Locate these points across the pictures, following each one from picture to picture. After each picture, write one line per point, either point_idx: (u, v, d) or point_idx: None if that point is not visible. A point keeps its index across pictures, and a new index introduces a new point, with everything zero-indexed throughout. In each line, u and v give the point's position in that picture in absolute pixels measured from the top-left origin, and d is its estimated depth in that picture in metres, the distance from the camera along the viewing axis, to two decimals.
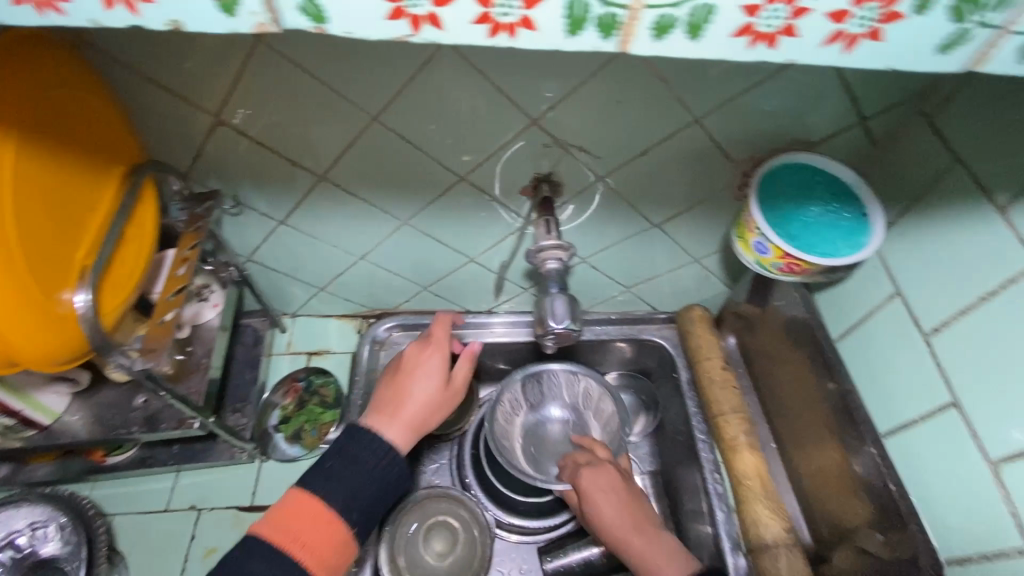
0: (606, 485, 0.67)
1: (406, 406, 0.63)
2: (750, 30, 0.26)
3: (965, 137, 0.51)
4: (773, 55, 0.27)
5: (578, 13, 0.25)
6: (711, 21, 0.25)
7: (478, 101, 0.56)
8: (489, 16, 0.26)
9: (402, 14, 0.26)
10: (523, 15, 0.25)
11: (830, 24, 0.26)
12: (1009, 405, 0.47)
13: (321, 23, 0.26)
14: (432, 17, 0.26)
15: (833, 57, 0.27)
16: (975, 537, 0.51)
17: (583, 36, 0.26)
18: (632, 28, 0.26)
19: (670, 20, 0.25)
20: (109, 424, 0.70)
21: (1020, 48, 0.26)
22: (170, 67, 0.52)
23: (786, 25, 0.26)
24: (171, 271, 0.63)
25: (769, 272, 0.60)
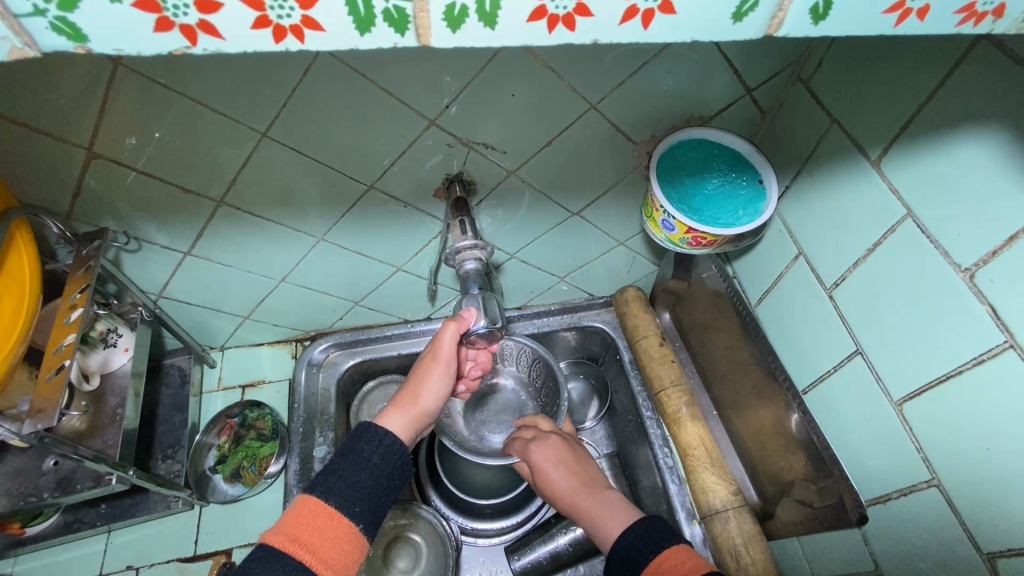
0: (554, 458, 0.69)
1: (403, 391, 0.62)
2: (546, 12, 0.24)
3: (840, 98, 0.53)
4: (573, 37, 0.26)
5: (363, 10, 0.23)
6: (502, 7, 0.24)
7: (370, 108, 0.54)
8: (268, 19, 0.23)
9: (170, 24, 0.23)
10: (304, 15, 0.23)
11: (620, 1, 0.24)
12: (904, 347, 0.50)
13: (82, 42, 0.23)
14: (204, 25, 0.23)
15: (635, 34, 0.26)
16: (891, 475, 0.54)
17: (377, 33, 0.24)
18: (425, 20, 0.24)
19: (463, 9, 0.24)
20: (17, 494, 0.65)
21: (812, 7, 0.25)
22: (23, 103, 0.47)
23: (578, 4, 0.24)
24: (59, 320, 0.59)
25: (680, 247, 0.63)
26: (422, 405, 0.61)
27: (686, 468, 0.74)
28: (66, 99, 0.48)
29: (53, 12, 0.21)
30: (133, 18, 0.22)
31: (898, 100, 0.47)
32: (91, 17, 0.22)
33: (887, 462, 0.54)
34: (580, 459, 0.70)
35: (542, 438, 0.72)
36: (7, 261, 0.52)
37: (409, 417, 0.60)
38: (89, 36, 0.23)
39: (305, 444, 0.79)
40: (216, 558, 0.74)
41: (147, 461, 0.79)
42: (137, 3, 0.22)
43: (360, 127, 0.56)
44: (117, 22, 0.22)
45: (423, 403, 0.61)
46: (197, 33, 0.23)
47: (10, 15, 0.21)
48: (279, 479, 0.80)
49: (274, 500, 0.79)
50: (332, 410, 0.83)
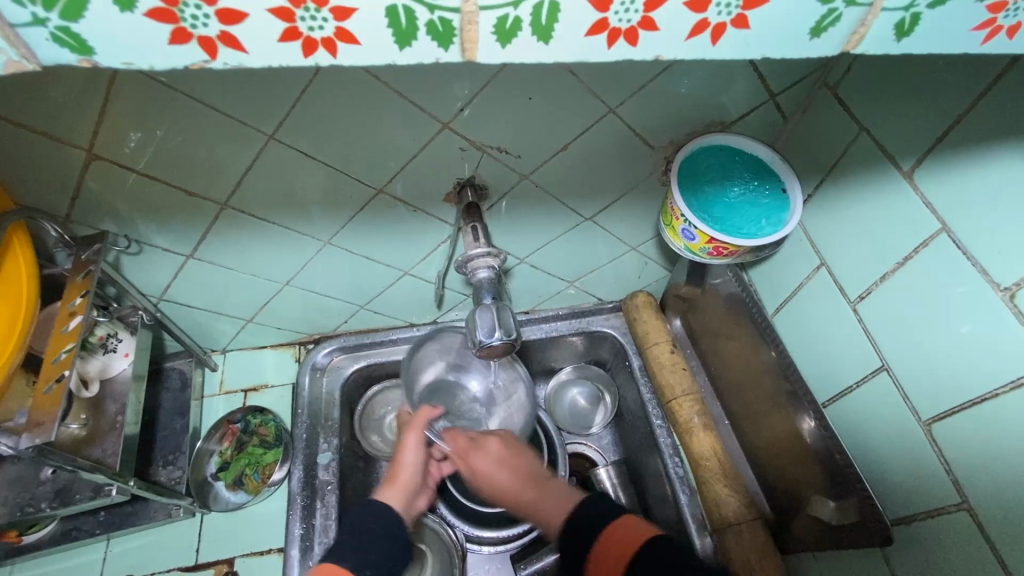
0: (491, 461, 0.69)
1: (399, 472, 0.68)
2: (605, 26, 0.24)
3: (870, 105, 0.51)
4: (635, 52, 0.25)
5: (404, 23, 0.23)
6: (559, 19, 0.24)
7: (381, 110, 0.52)
8: (297, 30, 0.23)
9: (188, 36, 0.22)
10: (337, 27, 0.23)
11: (690, 14, 0.24)
12: (934, 364, 0.49)
13: (88, 55, 0.23)
14: (225, 36, 0.23)
15: (701, 51, 0.25)
16: (916, 496, 0.52)
17: (417, 47, 0.24)
18: (471, 34, 0.24)
19: (513, 21, 0.23)
20: (15, 504, 0.64)
21: (897, 23, 0.25)
22: (19, 101, 0.45)
23: (642, 19, 0.24)
24: (57, 328, 0.57)
25: (699, 256, 0.62)
26: (409, 477, 0.68)
27: (698, 479, 0.72)
28: (65, 99, 0.46)
29: (54, 21, 0.21)
30: (147, 28, 0.22)
31: (934, 109, 0.46)
32: (107, 30, 0.22)
33: (912, 480, 0.53)
34: (522, 459, 0.69)
35: (474, 449, 0.69)
36: (4, 268, 0.50)
37: (399, 488, 0.66)
38: (95, 48, 0.22)
39: (309, 451, 0.77)
40: (218, 567, 0.73)
41: (147, 468, 0.77)
42: (151, 14, 0.21)
43: (370, 130, 0.54)
44: (132, 32, 0.22)
45: (410, 476, 0.68)
46: (219, 46, 0.23)
47: (7, 25, 0.21)
48: (283, 486, 0.79)
49: (276, 508, 0.77)
50: (336, 415, 0.81)
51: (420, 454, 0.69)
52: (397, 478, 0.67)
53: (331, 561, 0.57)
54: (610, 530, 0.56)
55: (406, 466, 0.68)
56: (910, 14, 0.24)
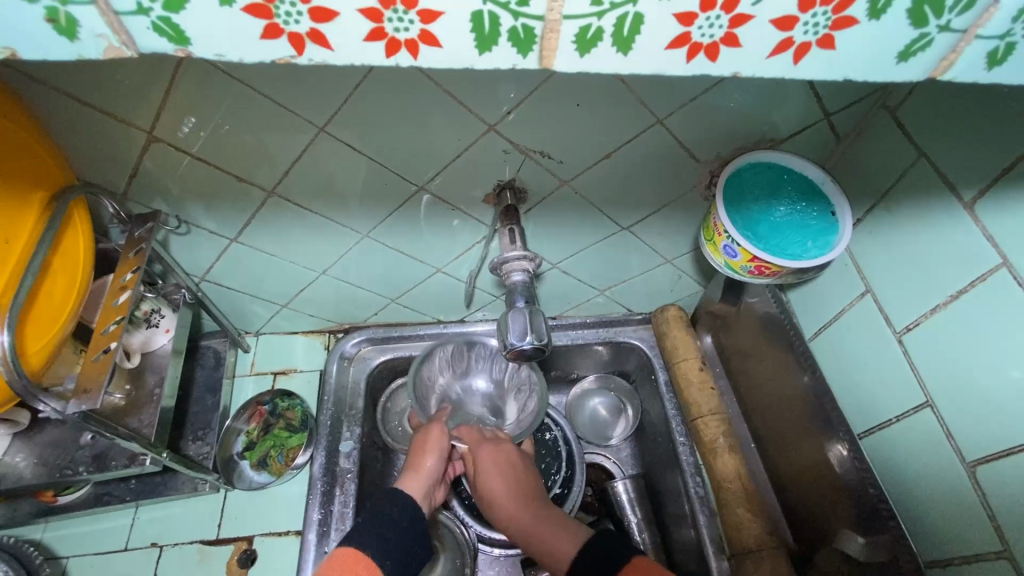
0: (496, 465, 0.72)
1: (427, 461, 0.72)
2: (687, 39, 0.24)
3: (932, 132, 0.50)
4: (712, 67, 0.25)
5: (486, 29, 0.24)
6: (640, 31, 0.24)
7: (426, 108, 0.53)
8: (383, 30, 0.23)
9: (278, 32, 0.23)
10: (422, 30, 0.23)
11: (775, 33, 0.24)
12: (986, 405, 0.47)
13: (183, 45, 0.24)
14: (314, 34, 0.23)
15: (782, 68, 0.25)
16: (959, 540, 0.50)
17: (497, 52, 0.24)
18: (551, 42, 0.24)
19: (595, 32, 0.24)
20: (54, 465, 0.66)
21: (989, 52, 0.24)
22: (89, 83, 0.47)
23: (726, 35, 0.24)
24: (108, 301, 0.59)
25: (739, 274, 0.61)
26: (433, 464, 0.72)
27: (718, 500, 0.70)
28: (131, 83, 0.48)
29: (157, 11, 0.22)
30: (241, 23, 0.23)
31: (997, 143, 0.44)
32: (199, 25, 0.23)
33: (953, 522, 0.51)
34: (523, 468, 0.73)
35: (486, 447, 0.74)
36: (64, 241, 0.53)
37: (421, 480, 0.70)
38: (190, 39, 0.23)
39: (332, 438, 0.79)
40: (238, 544, 0.75)
41: (177, 441, 0.79)
42: (248, 8, 0.22)
43: (416, 128, 0.55)
44: (227, 28, 0.23)
45: (433, 465, 0.72)
46: (306, 42, 0.24)
47: (111, 12, 0.22)
48: (304, 470, 0.80)
49: (298, 492, 0.79)
50: (360, 405, 0.82)
51: (445, 457, 0.74)
52: (413, 468, 0.71)
53: (353, 548, 0.61)
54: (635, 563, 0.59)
55: (429, 458, 0.72)
56: (1004, 44, 0.24)
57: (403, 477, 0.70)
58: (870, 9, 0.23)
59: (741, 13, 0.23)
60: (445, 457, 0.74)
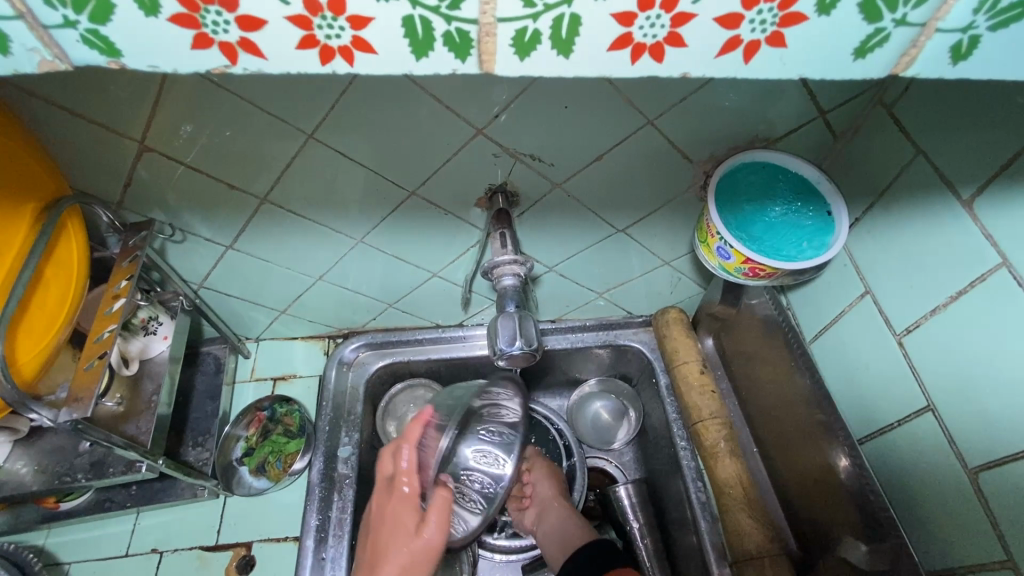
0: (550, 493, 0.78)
1: (383, 565, 0.61)
2: (628, 40, 0.24)
3: (927, 128, 0.48)
4: (659, 68, 0.25)
5: (421, 35, 0.23)
6: (578, 34, 0.23)
7: (415, 113, 0.52)
8: (313, 38, 0.23)
9: (208, 41, 0.23)
10: (353, 36, 0.23)
11: (721, 32, 0.23)
12: (989, 409, 0.46)
13: (116, 57, 0.24)
14: (244, 43, 0.23)
15: (733, 67, 0.25)
16: (960, 548, 0.49)
17: (434, 58, 0.24)
18: (488, 47, 0.24)
19: (531, 34, 0.23)
20: (54, 473, 0.67)
21: (952, 46, 0.24)
22: (71, 93, 0.47)
23: (668, 34, 0.23)
24: (102, 309, 0.60)
25: (734, 276, 0.60)
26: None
27: (719, 506, 0.69)
28: (114, 94, 0.48)
29: (84, 24, 0.22)
30: (168, 31, 0.23)
31: (995, 140, 0.43)
32: (130, 35, 0.23)
33: (954, 528, 0.50)
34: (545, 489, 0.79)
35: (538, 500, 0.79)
36: (57, 249, 0.53)
37: None
38: (122, 51, 0.23)
39: (330, 444, 0.79)
40: (237, 550, 0.75)
41: (177, 448, 0.80)
42: (174, 19, 0.22)
43: (404, 134, 0.55)
44: (161, 36, 0.23)
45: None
46: (238, 51, 0.24)
47: (40, 26, 0.22)
48: (302, 477, 0.81)
49: (296, 498, 0.79)
50: (358, 410, 0.82)
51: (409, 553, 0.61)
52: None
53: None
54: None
55: (388, 570, 0.60)
56: (968, 36, 0.23)
57: None
58: (818, 4, 0.22)
59: (682, 12, 0.22)
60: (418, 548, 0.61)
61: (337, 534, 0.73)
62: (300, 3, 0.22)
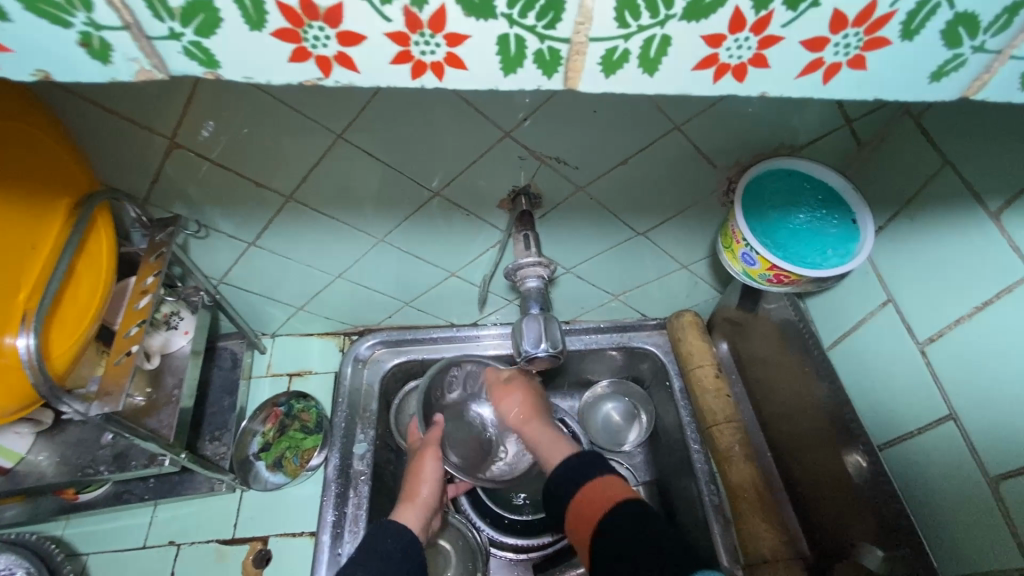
0: (528, 398, 0.79)
1: (420, 489, 0.73)
2: (714, 60, 0.24)
3: (956, 138, 0.49)
4: (740, 88, 0.26)
5: (512, 52, 0.24)
6: (667, 54, 0.24)
7: (446, 116, 0.53)
8: (409, 54, 0.24)
9: (306, 55, 0.24)
10: (448, 53, 0.24)
11: (807, 54, 0.24)
12: (1011, 418, 0.46)
13: (212, 68, 0.24)
14: (342, 57, 0.24)
15: (811, 88, 0.25)
16: (981, 556, 0.50)
17: (522, 75, 0.25)
18: (577, 63, 0.25)
19: (621, 54, 0.24)
20: (76, 464, 0.68)
21: (1023, 73, 0.24)
22: (115, 92, 0.48)
23: (755, 55, 0.24)
24: (130, 304, 0.61)
25: (757, 282, 0.60)
26: (427, 493, 0.73)
27: (733, 510, 0.69)
28: (155, 92, 0.49)
29: (187, 36, 0.23)
30: (270, 46, 0.23)
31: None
32: (225, 45, 0.23)
33: (977, 538, 0.50)
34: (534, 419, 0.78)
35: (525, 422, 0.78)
36: (87, 245, 0.54)
37: (416, 508, 0.72)
38: (220, 61, 0.24)
39: (346, 440, 0.79)
40: (254, 544, 0.76)
41: (194, 441, 0.80)
42: (278, 33, 0.23)
43: (433, 135, 0.55)
44: (259, 52, 0.23)
45: (427, 493, 0.73)
46: (333, 64, 0.24)
47: (144, 37, 0.23)
48: (319, 471, 0.82)
49: (312, 493, 0.80)
50: (373, 407, 0.82)
51: (434, 476, 0.75)
52: (411, 498, 0.73)
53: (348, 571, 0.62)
54: (588, 489, 0.66)
55: (422, 487, 0.73)
56: None
57: (400, 507, 0.72)
58: (903, 30, 0.23)
59: (770, 35, 0.23)
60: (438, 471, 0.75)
61: (353, 530, 0.73)
62: (402, 20, 0.23)
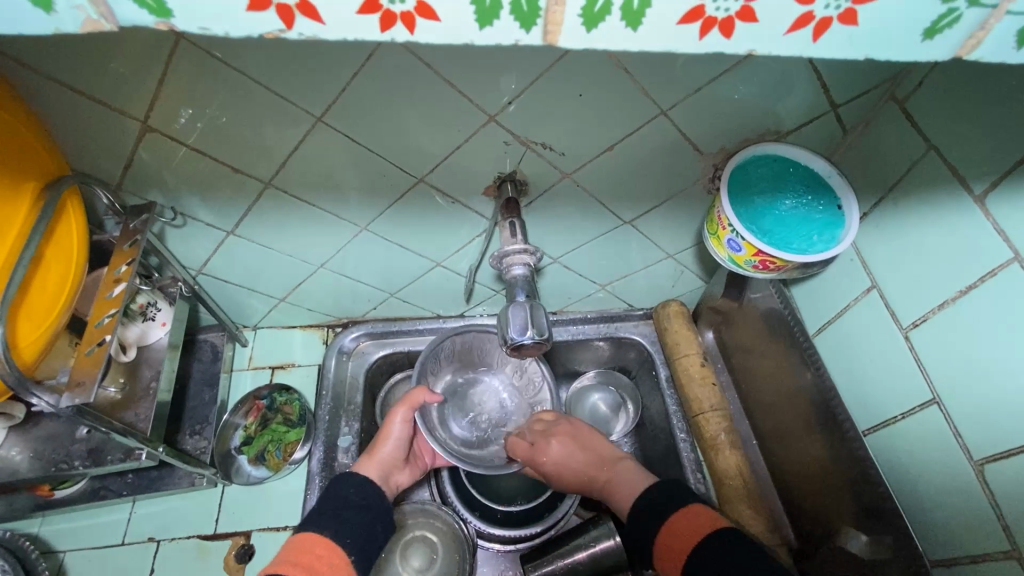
0: (569, 442, 0.71)
1: (382, 446, 0.70)
2: (700, 14, 0.24)
3: (939, 122, 0.49)
4: (728, 45, 0.25)
5: (487, 3, 0.23)
6: (651, 6, 0.23)
7: (428, 98, 0.52)
8: (379, 4, 0.23)
9: (268, 4, 0.23)
10: (420, 2, 0.23)
11: (796, 8, 0.23)
12: (993, 400, 0.46)
13: (165, 17, 0.23)
14: (304, 6, 0.23)
15: (800, 45, 0.25)
16: (964, 538, 0.50)
17: (499, 27, 0.24)
18: (557, 16, 0.24)
19: (606, 4, 0.23)
20: (49, 459, 0.66)
21: (1020, 30, 0.24)
22: (78, 68, 0.46)
23: (742, 9, 0.23)
24: (102, 293, 0.58)
25: (743, 269, 0.60)
26: (385, 451, 0.70)
27: (719, 497, 0.69)
28: (122, 71, 0.47)
29: None
30: None
31: (1008, 134, 0.43)
32: None
33: (960, 520, 0.50)
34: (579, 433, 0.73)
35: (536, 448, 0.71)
36: (56, 231, 0.52)
37: (374, 462, 0.69)
38: (172, 11, 0.23)
39: (330, 433, 0.78)
40: (236, 539, 0.74)
41: (175, 436, 0.79)
42: None
43: (416, 119, 0.54)
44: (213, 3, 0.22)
45: (388, 451, 0.70)
46: (296, 15, 0.23)
47: None
48: (302, 465, 0.80)
49: (296, 487, 0.78)
50: (358, 399, 0.81)
51: (402, 432, 0.70)
52: (375, 453, 0.70)
53: (312, 531, 0.59)
54: (676, 519, 0.56)
55: (385, 444, 0.70)
56: None
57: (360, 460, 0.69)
58: None
59: None
60: (402, 428, 0.71)
61: None
62: None
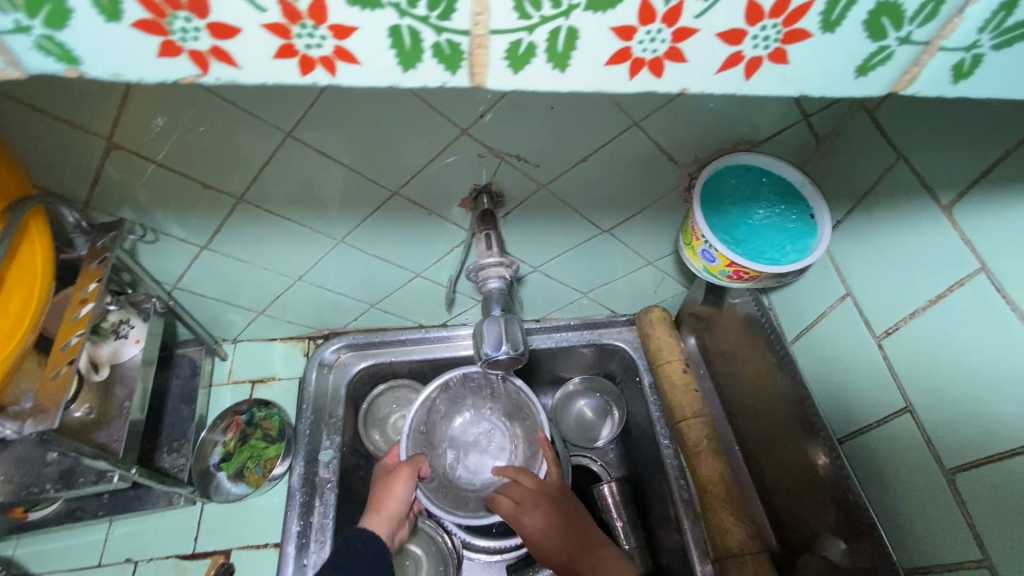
0: (545, 522, 0.67)
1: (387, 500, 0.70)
2: (628, 55, 0.24)
3: (907, 133, 0.49)
4: (659, 84, 0.26)
5: (406, 45, 0.24)
6: (574, 47, 0.24)
7: (400, 114, 0.51)
8: (292, 48, 0.23)
9: (176, 50, 0.23)
10: (335, 47, 0.23)
11: (727, 47, 0.24)
12: (964, 409, 0.47)
13: (73, 64, 0.23)
14: (215, 52, 0.23)
15: (736, 83, 0.26)
16: (938, 547, 0.50)
17: (421, 69, 0.24)
18: (479, 58, 0.24)
19: (521, 45, 0.24)
20: (19, 483, 0.64)
21: (954, 64, 0.25)
22: (34, 89, 0.45)
23: (670, 49, 0.24)
24: (68, 314, 0.57)
25: (718, 279, 0.60)
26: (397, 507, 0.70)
27: (702, 504, 0.69)
28: (81, 91, 0.46)
29: (36, 30, 0.21)
30: (134, 40, 0.22)
31: (973, 146, 0.44)
32: (82, 42, 0.22)
33: (933, 528, 0.51)
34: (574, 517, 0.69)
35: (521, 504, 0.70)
36: (18, 253, 0.51)
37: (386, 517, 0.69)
38: (79, 59, 0.23)
39: (311, 447, 0.77)
40: (215, 558, 0.73)
41: (152, 454, 0.77)
42: (138, 25, 0.22)
43: (387, 133, 0.54)
44: (122, 46, 0.22)
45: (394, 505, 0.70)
46: (209, 60, 0.23)
47: None
48: (283, 481, 0.79)
49: (275, 503, 0.77)
50: (339, 413, 0.80)
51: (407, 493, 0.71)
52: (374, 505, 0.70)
53: None
54: None
55: (393, 497, 0.70)
56: (970, 55, 0.25)
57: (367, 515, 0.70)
58: (823, 23, 0.23)
59: (684, 27, 0.23)
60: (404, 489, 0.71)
61: (319, 539, 0.72)
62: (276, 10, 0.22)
